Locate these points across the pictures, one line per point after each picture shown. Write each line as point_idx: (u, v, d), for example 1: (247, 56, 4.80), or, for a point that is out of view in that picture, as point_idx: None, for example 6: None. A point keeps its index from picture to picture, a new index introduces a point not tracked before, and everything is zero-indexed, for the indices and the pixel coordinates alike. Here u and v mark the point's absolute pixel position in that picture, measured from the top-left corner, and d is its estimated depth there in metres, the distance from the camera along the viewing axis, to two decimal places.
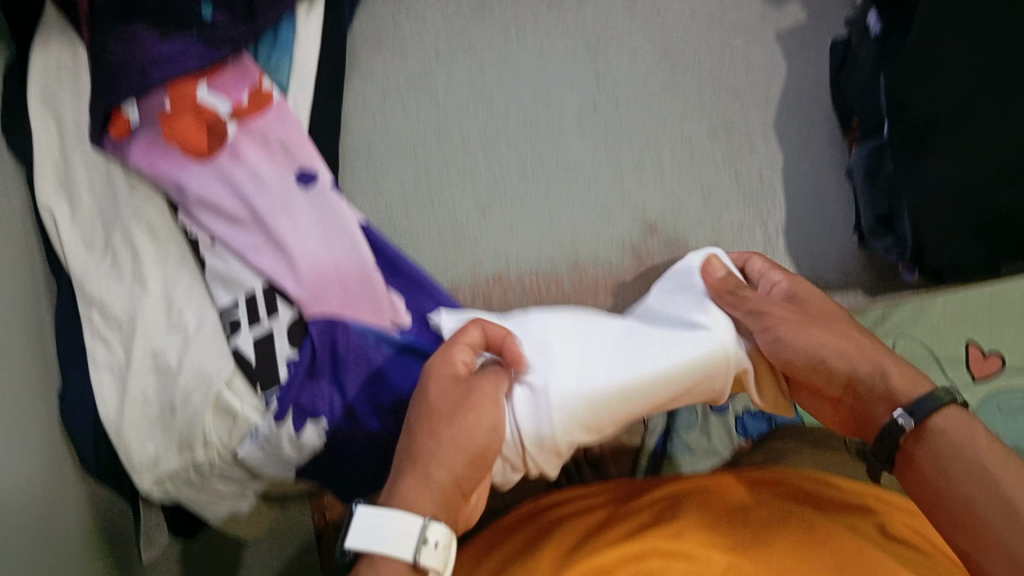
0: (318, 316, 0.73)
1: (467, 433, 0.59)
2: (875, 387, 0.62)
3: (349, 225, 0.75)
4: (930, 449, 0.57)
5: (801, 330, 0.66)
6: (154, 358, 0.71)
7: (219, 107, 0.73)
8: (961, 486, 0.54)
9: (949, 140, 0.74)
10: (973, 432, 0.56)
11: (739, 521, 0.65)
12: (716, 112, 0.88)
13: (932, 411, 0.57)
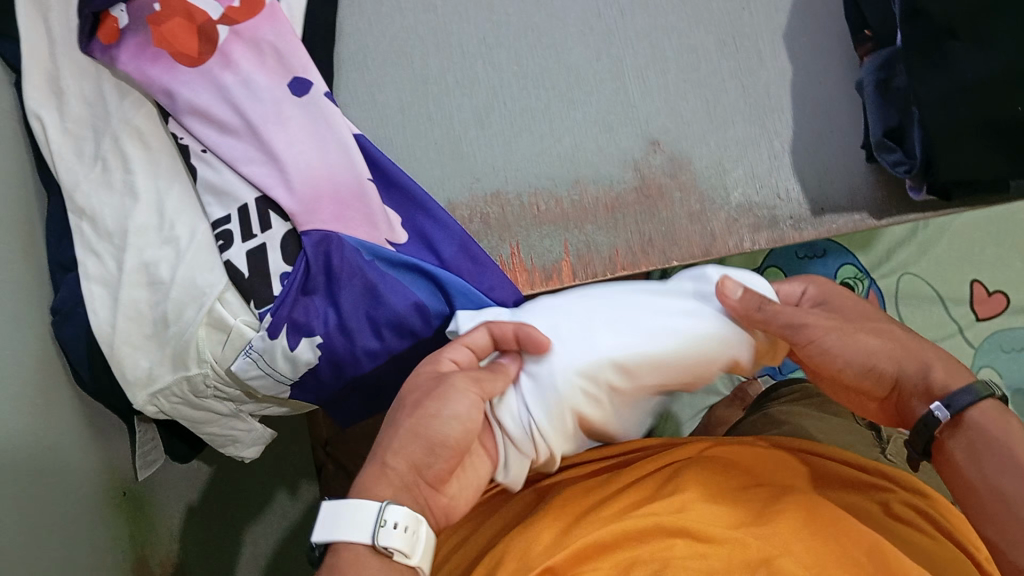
0: (312, 229, 0.68)
1: (432, 424, 0.58)
2: (917, 383, 0.63)
3: (345, 135, 0.72)
4: (963, 441, 0.59)
5: (847, 336, 0.65)
6: (145, 269, 0.69)
7: (209, 10, 0.71)
8: (993, 476, 0.57)
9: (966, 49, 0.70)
10: (1009, 425, 0.58)
11: (759, 515, 0.61)
12: (731, 17, 0.80)
13: (969, 405, 0.59)
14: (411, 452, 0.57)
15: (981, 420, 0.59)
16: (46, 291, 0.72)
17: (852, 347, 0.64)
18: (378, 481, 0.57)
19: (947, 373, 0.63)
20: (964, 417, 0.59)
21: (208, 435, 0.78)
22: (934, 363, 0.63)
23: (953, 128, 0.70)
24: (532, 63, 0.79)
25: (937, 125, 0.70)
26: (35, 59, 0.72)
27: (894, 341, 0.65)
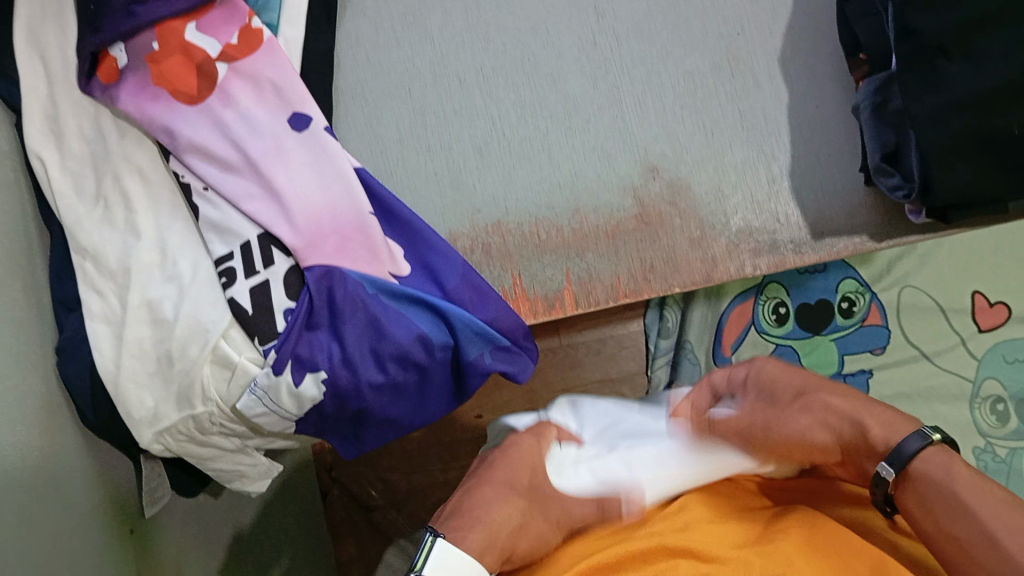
0: (314, 265, 0.69)
1: (528, 530, 0.60)
2: (861, 443, 0.60)
3: (346, 169, 0.73)
4: (914, 495, 0.55)
5: (782, 418, 0.64)
6: (150, 308, 0.69)
7: (208, 48, 0.71)
8: (948, 529, 0.52)
9: (962, 64, 0.69)
10: (952, 466, 0.54)
11: (753, 530, 0.60)
12: (724, 41, 0.80)
13: (909, 456, 0.55)
14: (496, 537, 0.57)
15: (927, 467, 0.54)
16: (49, 330, 0.72)
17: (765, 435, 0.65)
18: (482, 545, 0.56)
19: (886, 428, 0.58)
20: (904, 469, 0.55)
21: (215, 470, 0.78)
22: (865, 415, 0.60)
23: (943, 146, 0.70)
24: (530, 94, 0.79)
25: (928, 145, 0.71)
26: (35, 97, 0.72)
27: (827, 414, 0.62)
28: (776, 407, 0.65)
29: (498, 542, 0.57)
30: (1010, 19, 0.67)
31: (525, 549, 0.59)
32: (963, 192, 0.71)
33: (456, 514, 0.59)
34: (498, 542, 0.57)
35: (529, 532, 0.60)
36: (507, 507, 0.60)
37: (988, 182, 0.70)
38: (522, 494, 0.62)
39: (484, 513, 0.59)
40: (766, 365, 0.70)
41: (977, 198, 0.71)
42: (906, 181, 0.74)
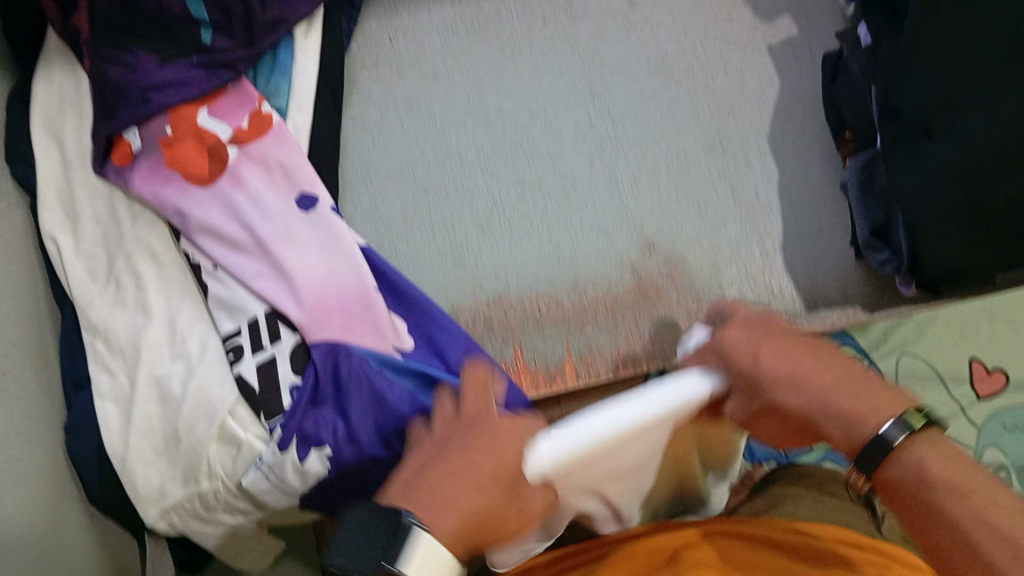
0: (320, 341, 0.71)
1: (502, 514, 0.51)
2: (858, 422, 0.52)
3: (350, 245, 0.74)
4: (909, 475, 0.51)
5: (768, 355, 0.55)
6: (159, 385, 0.71)
7: (220, 132, 0.74)
8: (945, 505, 0.49)
9: (944, 139, 0.69)
10: (952, 458, 0.51)
11: (738, 567, 0.55)
12: (715, 122, 0.83)
13: (913, 436, 0.51)
14: (467, 524, 0.49)
15: (921, 457, 0.51)
16: (58, 408, 0.73)
17: (759, 421, 0.58)
18: (441, 512, 0.48)
19: (867, 406, 0.52)
20: (901, 450, 0.51)
21: (220, 549, 0.78)
22: (835, 391, 0.53)
23: (929, 215, 0.68)
24: (529, 174, 0.82)
25: (915, 216, 0.69)
26: (50, 182, 0.75)
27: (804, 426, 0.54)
28: (751, 383, 0.56)
29: (464, 537, 0.49)
30: (992, 101, 0.68)
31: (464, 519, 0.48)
32: (947, 267, 0.69)
33: (415, 488, 0.50)
34: (464, 521, 0.49)
35: (462, 502, 0.49)
36: (478, 460, 0.51)
37: (971, 256, 0.69)
38: (506, 486, 0.50)
39: (440, 514, 0.48)
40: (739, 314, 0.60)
41: (964, 270, 0.69)
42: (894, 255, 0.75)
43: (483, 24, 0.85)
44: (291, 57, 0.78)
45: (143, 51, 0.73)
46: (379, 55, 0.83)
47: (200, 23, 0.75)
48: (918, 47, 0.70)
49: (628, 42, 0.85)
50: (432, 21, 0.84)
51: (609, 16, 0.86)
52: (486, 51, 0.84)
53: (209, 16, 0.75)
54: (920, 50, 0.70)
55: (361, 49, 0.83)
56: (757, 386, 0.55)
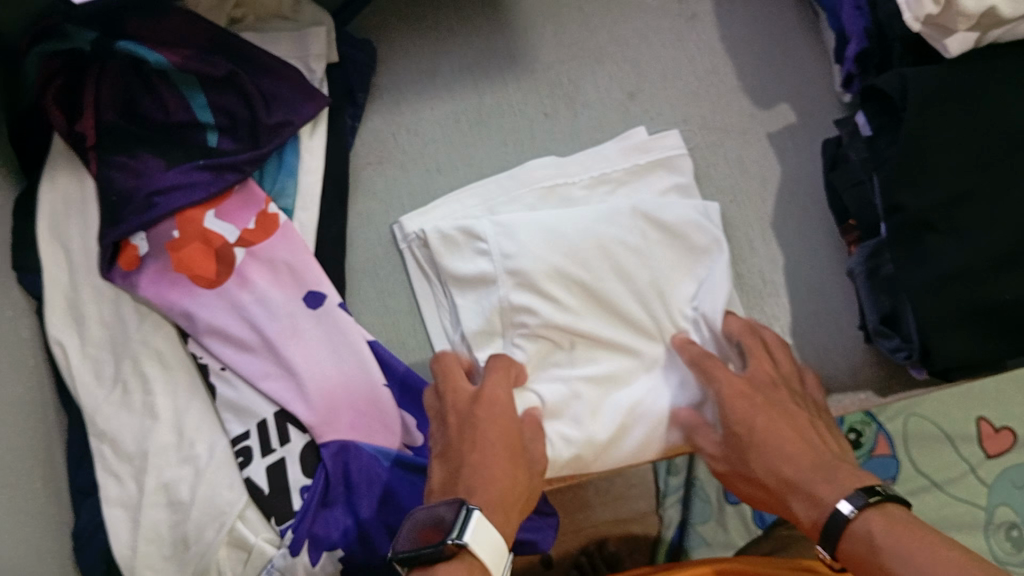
0: (330, 440, 0.71)
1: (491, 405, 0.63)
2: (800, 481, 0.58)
3: (360, 343, 0.73)
4: (859, 546, 0.52)
5: (771, 447, 0.61)
6: (167, 491, 0.71)
7: (226, 235, 0.75)
8: None
9: (952, 228, 0.67)
10: (904, 531, 0.50)
11: None
12: (724, 188, 0.81)
13: (855, 516, 0.52)
14: (499, 479, 0.58)
15: (871, 529, 0.52)
16: (65, 517, 0.72)
17: (733, 454, 0.64)
18: (486, 486, 0.57)
19: (827, 477, 0.57)
20: (854, 521, 0.53)
21: None
22: (801, 460, 0.59)
23: (940, 304, 0.67)
24: None
25: (929, 313, 0.66)
26: (57, 289, 0.75)
27: (756, 488, 0.63)
28: (722, 454, 0.65)
29: (504, 458, 0.60)
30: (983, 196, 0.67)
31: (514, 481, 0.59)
32: (959, 357, 0.67)
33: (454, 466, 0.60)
34: (501, 502, 0.57)
35: (481, 464, 0.59)
36: (499, 440, 0.61)
37: (982, 345, 0.67)
38: (502, 426, 0.62)
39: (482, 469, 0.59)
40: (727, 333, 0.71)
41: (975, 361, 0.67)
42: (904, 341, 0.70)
43: (484, 112, 0.83)
44: (297, 158, 0.79)
45: (152, 157, 0.75)
46: (382, 146, 0.82)
47: (206, 127, 0.76)
48: (926, 135, 0.68)
49: (629, 124, 0.83)
50: (433, 112, 0.83)
51: (612, 94, 0.84)
52: (489, 143, 0.82)
53: (215, 120, 0.76)
54: (918, 149, 0.68)
55: (364, 142, 0.82)
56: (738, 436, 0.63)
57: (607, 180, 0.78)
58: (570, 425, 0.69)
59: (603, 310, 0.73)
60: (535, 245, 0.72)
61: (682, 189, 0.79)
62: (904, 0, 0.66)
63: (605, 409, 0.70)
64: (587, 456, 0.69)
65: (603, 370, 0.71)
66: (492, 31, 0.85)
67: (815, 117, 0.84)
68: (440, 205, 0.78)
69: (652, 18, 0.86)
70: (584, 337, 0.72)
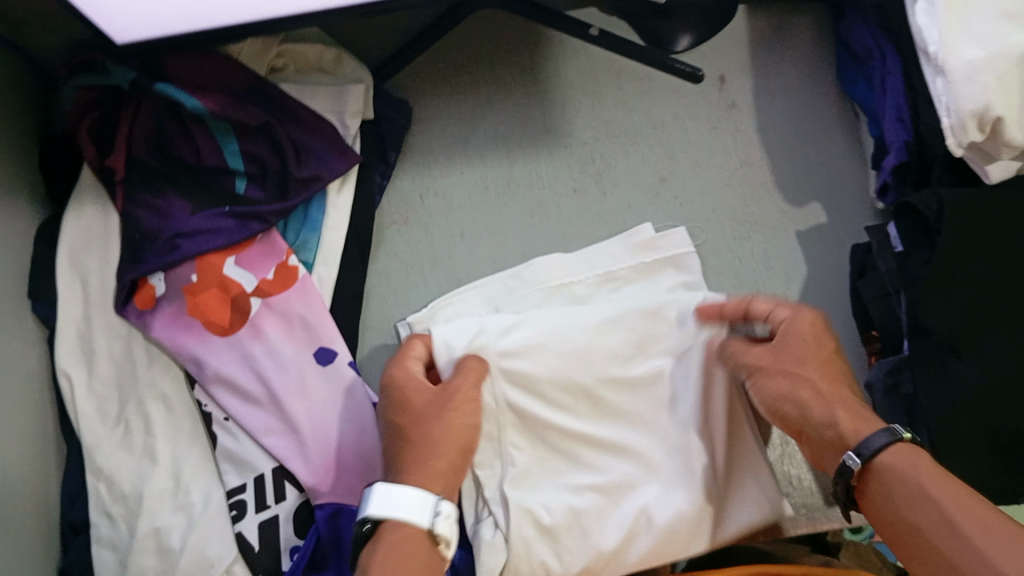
0: (327, 502, 0.70)
1: (408, 379, 0.65)
2: (827, 432, 0.59)
3: (365, 406, 0.73)
4: (881, 486, 0.56)
5: (793, 373, 0.62)
6: (157, 536, 0.69)
7: (244, 282, 0.74)
8: (936, 533, 0.51)
9: (979, 357, 0.67)
10: (919, 464, 0.55)
11: None
12: (745, 281, 0.81)
13: (878, 449, 0.56)
14: (436, 460, 0.61)
15: (893, 461, 0.55)
16: (53, 553, 0.71)
17: (786, 352, 0.63)
18: (417, 474, 0.60)
19: (855, 423, 0.59)
20: (880, 450, 0.56)
21: None
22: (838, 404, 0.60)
23: (960, 444, 0.65)
24: None
25: (943, 437, 0.65)
26: (71, 320, 0.75)
27: (804, 387, 0.61)
28: (769, 357, 0.64)
29: (445, 443, 0.62)
30: (1012, 330, 0.67)
31: (454, 453, 0.62)
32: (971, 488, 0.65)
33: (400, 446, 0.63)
34: (438, 467, 0.61)
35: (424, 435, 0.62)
36: (436, 421, 0.62)
37: (994, 481, 0.65)
38: (428, 395, 0.64)
39: (421, 448, 0.61)
40: (762, 296, 0.68)
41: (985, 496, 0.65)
42: None
43: (513, 184, 0.84)
44: (322, 211, 0.78)
45: (178, 197, 0.75)
46: (408, 208, 0.83)
47: (235, 173, 0.76)
48: (963, 256, 0.69)
49: (655, 208, 0.83)
50: (462, 180, 0.84)
51: (642, 175, 0.84)
52: (514, 215, 0.83)
53: (245, 167, 0.77)
54: (951, 269, 0.68)
55: (392, 201, 0.84)
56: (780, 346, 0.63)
57: (613, 277, 0.77)
58: (578, 535, 0.65)
59: (602, 410, 0.70)
60: (526, 339, 0.69)
61: (688, 286, 0.77)
62: (947, 126, 0.68)
63: (615, 518, 0.65)
64: (595, 569, 0.64)
65: (607, 478, 0.67)
66: (529, 102, 0.87)
67: (844, 218, 0.83)
68: (441, 304, 0.75)
69: (690, 103, 0.87)
70: (580, 440, 0.68)
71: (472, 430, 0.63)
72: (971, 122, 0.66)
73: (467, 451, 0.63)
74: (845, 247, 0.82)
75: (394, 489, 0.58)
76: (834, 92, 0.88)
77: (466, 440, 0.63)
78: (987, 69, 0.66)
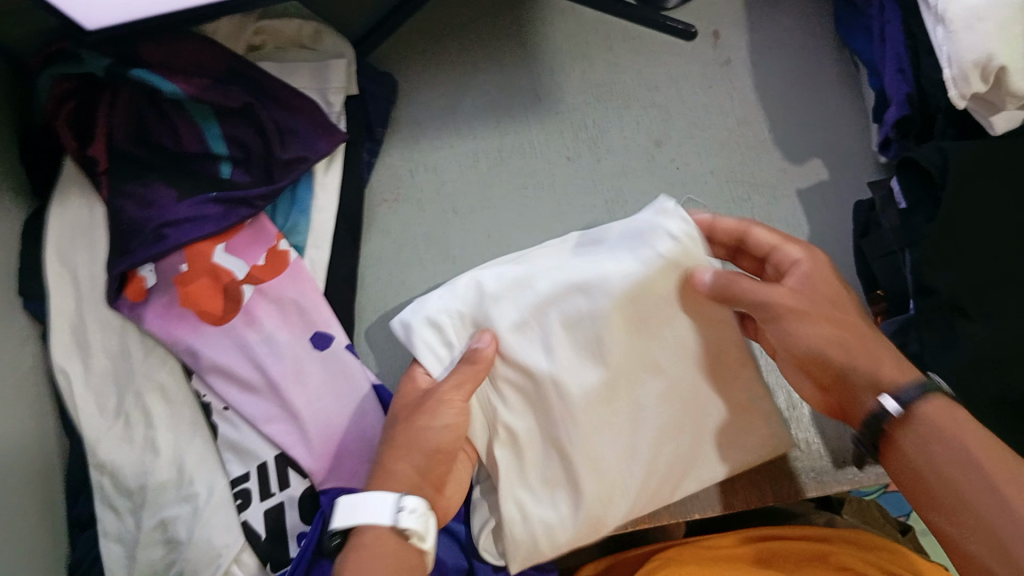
0: (331, 487, 0.69)
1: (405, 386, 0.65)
2: (858, 376, 0.58)
3: (363, 389, 0.73)
4: (914, 437, 0.55)
5: (810, 319, 0.60)
6: (163, 528, 0.69)
7: (235, 270, 0.73)
8: (958, 484, 0.52)
9: (986, 318, 0.65)
10: (956, 416, 0.54)
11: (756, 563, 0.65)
12: None
13: (920, 398, 0.55)
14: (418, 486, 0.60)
15: (930, 413, 0.54)
16: (61, 549, 0.71)
17: (806, 293, 0.62)
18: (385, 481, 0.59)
19: (897, 372, 0.57)
20: (915, 405, 0.55)
21: None
22: (874, 355, 0.58)
23: (971, 405, 0.63)
24: None
25: (954, 400, 0.63)
26: (61, 315, 0.73)
27: (838, 337, 0.59)
28: (802, 303, 0.61)
29: (417, 459, 0.60)
30: (1022, 286, 0.66)
31: (422, 457, 0.60)
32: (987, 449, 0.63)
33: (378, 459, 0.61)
34: (409, 472, 0.60)
35: (422, 438, 0.61)
36: (416, 435, 0.61)
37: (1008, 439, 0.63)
38: (403, 411, 0.63)
39: (391, 455, 0.61)
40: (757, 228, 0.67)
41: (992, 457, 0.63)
42: None
43: (504, 155, 0.82)
44: (309, 194, 0.77)
45: (161, 185, 0.73)
46: (398, 185, 0.82)
47: (219, 158, 0.75)
48: (970, 210, 0.67)
49: (651, 172, 0.81)
50: (453, 152, 0.82)
51: (637, 139, 0.82)
52: (506, 187, 0.81)
53: (228, 151, 0.75)
54: (954, 228, 0.67)
55: (381, 178, 0.82)
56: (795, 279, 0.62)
57: None
58: (572, 493, 0.63)
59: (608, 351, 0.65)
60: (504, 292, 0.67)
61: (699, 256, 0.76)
62: (950, 77, 0.66)
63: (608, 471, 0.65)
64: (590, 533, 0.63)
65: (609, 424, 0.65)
66: (518, 66, 0.85)
67: (845, 175, 0.81)
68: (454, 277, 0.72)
69: (684, 61, 0.85)
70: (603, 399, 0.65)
71: (444, 434, 0.61)
72: (973, 73, 0.64)
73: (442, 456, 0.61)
74: (847, 206, 0.80)
75: (357, 495, 0.58)
76: (833, 44, 0.86)
77: (437, 443, 0.61)
78: (990, 16, 0.64)
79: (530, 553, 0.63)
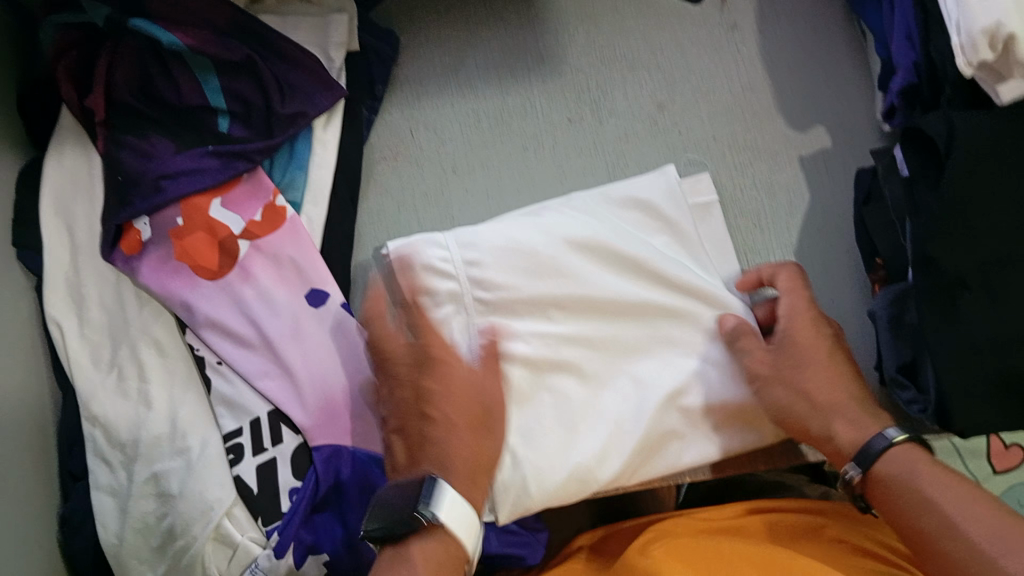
0: (324, 445, 0.68)
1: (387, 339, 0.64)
2: (825, 442, 0.60)
3: (360, 348, 0.72)
4: (883, 489, 0.56)
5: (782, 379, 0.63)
6: (156, 481, 0.68)
7: (231, 225, 0.73)
8: (924, 524, 0.53)
9: (984, 295, 0.65)
10: (916, 461, 0.55)
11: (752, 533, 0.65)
12: (748, 212, 0.78)
13: (877, 454, 0.57)
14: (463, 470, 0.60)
15: (892, 465, 0.56)
16: (53, 501, 0.71)
17: (789, 353, 0.63)
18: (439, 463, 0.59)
19: (852, 430, 0.59)
20: (881, 455, 0.57)
21: None
22: (838, 413, 0.60)
23: (969, 385, 0.63)
24: None
25: (949, 378, 0.63)
26: (56, 267, 0.73)
27: (799, 392, 0.62)
28: (771, 363, 0.64)
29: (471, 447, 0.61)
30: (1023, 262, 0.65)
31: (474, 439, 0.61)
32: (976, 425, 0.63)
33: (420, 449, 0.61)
34: (457, 466, 0.60)
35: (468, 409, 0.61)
36: (458, 427, 0.61)
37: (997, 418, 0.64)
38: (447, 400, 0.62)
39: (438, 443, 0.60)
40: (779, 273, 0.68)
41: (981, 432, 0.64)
42: (920, 397, 0.67)
43: (506, 117, 0.81)
44: (308, 149, 0.76)
45: (160, 137, 0.73)
46: (398, 144, 0.81)
47: (217, 111, 0.74)
48: (978, 183, 0.66)
49: (653, 137, 0.80)
50: (453, 112, 0.82)
51: (640, 103, 0.82)
52: (506, 149, 0.80)
53: (227, 105, 0.74)
54: (961, 202, 0.66)
55: (380, 137, 0.81)
56: (786, 334, 0.64)
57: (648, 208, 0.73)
58: (561, 443, 0.64)
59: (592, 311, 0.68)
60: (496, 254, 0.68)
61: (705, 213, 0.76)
62: (957, 44, 0.65)
63: (597, 423, 0.65)
64: (575, 486, 0.63)
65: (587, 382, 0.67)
66: (521, 27, 0.84)
67: (848, 144, 0.80)
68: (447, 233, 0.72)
69: (689, 26, 0.84)
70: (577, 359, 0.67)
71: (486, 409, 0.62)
72: (982, 42, 0.63)
73: (479, 424, 0.62)
74: (849, 176, 0.79)
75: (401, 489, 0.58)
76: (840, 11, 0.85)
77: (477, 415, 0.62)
78: None
79: (521, 501, 0.62)
